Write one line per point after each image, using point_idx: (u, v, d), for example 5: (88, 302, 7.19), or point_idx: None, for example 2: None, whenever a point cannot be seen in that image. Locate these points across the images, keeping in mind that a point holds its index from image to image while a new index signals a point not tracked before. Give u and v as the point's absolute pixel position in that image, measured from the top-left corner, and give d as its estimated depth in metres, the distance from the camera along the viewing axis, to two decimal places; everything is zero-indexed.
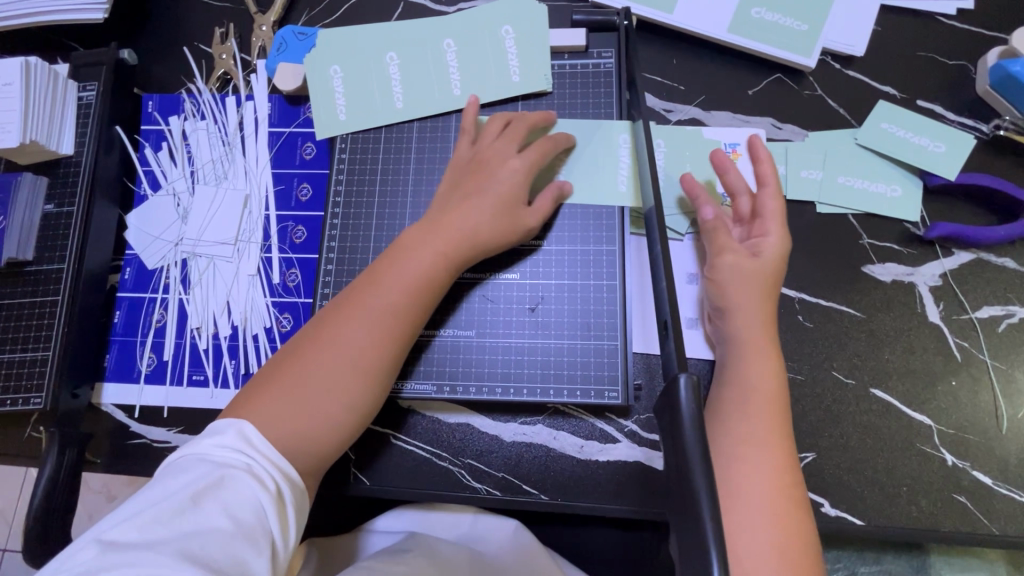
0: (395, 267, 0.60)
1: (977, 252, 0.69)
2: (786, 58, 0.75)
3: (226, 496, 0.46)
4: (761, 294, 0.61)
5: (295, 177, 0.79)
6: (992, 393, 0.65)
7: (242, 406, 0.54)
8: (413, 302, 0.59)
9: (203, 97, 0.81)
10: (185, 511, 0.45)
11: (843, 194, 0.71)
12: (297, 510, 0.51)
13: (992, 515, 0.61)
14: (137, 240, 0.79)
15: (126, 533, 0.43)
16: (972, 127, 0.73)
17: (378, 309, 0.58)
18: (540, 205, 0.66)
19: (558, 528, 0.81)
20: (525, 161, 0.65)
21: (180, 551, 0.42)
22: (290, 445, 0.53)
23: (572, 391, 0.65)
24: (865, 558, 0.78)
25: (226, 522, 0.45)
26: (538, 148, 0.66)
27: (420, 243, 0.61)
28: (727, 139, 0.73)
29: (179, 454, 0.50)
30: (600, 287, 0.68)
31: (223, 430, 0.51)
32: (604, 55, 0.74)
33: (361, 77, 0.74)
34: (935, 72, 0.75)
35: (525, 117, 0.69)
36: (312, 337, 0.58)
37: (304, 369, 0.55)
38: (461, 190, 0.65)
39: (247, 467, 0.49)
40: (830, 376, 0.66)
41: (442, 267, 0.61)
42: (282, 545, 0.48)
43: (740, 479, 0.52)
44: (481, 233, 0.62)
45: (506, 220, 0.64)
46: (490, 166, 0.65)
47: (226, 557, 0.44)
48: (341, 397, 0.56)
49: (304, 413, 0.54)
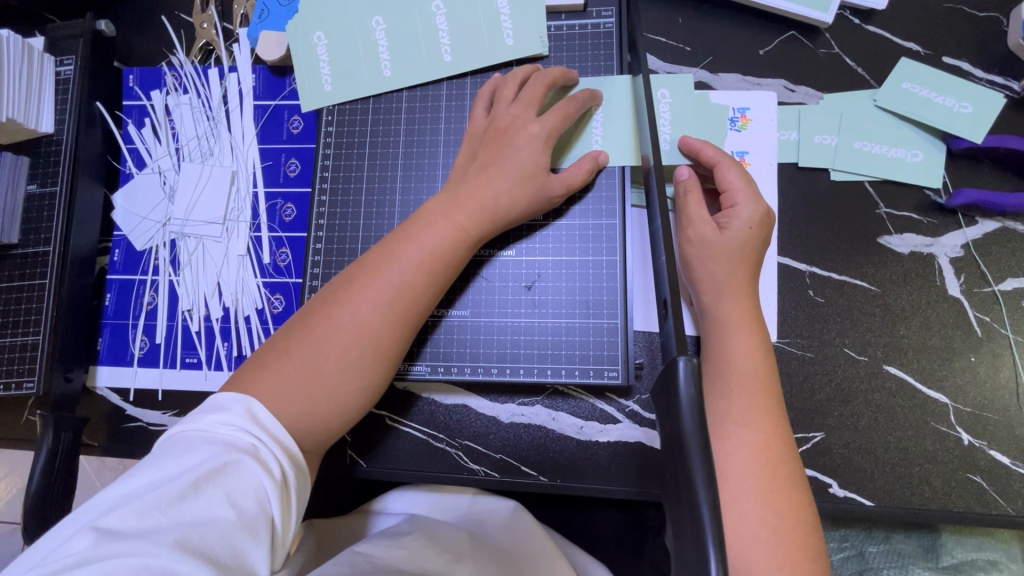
0: (409, 240, 0.58)
1: (1003, 220, 0.64)
2: (800, 13, 0.69)
3: (228, 483, 0.45)
4: (740, 268, 0.58)
5: (283, 152, 0.76)
6: (1013, 370, 0.61)
7: (251, 379, 0.53)
8: (428, 278, 0.57)
9: (185, 70, 0.78)
10: (185, 497, 0.43)
11: (859, 160, 0.66)
12: (299, 495, 0.50)
13: (1010, 496, 0.59)
14: (125, 221, 0.77)
15: (123, 519, 0.42)
16: (1002, 85, 0.68)
17: (391, 287, 0.56)
18: (568, 177, 0.62)
19: (559, 506, 0.81)
20: (547, 126, 0.61)
21: (178, 541, 0.41)
22: (298, 423, 0.52)
23: (570, 370, 0.63)
24: (873, 538, 0.76)
25: (227, 510, 0.44)
26: (560, 110, 0.62)
27: (439, 216, 0.59)
28: (735, 104, 0.68)
29: (180, 432, 0.48)
30: (600, 262, 0.65)
31: (229, 407, 0.49)
32: (604, 14, 0.69)
33: (346, 43, 0.70)
34: (962, 25, 0.69)
35: (544, 73, 0.64)
36: (323, 309, 0.56)
37: (314, 345, 0.54)
38: (479, 160, 0.62)
39: (251, 450, 0.47)
40: (842, 354, 0.63)
41: (460, 241, 0.58)
42: (281, 533, 0.47)
43: (731, 460, 0.50)
44: (500, 207, 0.60)
45: (527, 194, 0.61)
46: (510, 134, 0.61)
47: (226, 548, 0.43)
48: (351, 376, 0.54)
49: (310, 394, 0.53)
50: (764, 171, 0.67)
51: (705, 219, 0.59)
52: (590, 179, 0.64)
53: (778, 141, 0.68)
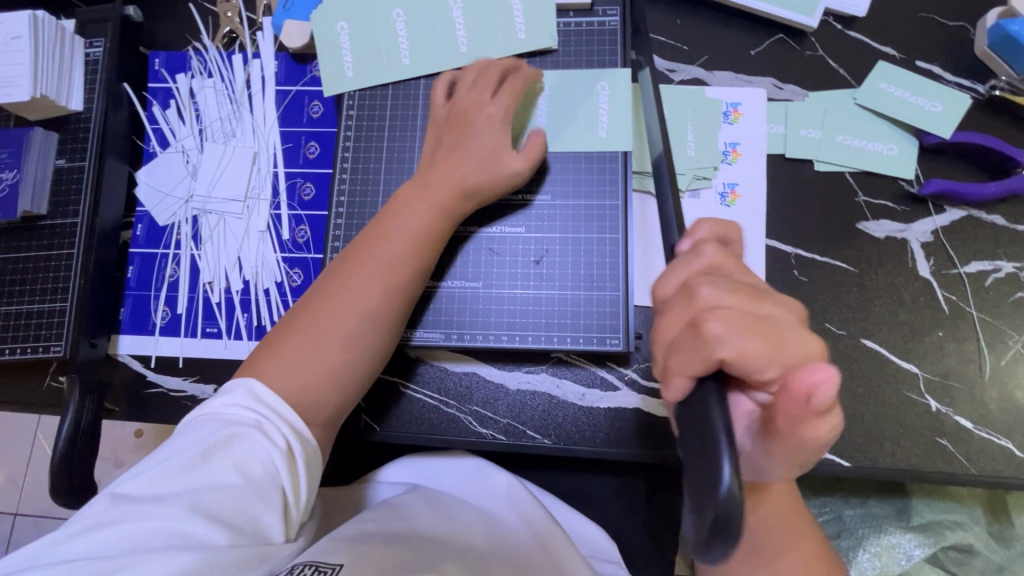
0: (395, 223, 0.63)
1: (968, 209, 0.71)
2: (788, 18, 0.75)
3: (235, 452, 0.48)
4: (798, 334, 0.40)
5: (303, 135, 0.80)
6: (977, 343, 0.67)
7: (257, 363, 0.57)
8: (409, 253, 0.62)
9: (210, 55, 0.82)
10: (195, 466, 0.47)
11: (841, 152, 0.72)
12: (310, 466, 0.53)
13: (973, 457, 0.64)
14: (148, 197, 0.81)
15: (140, 486, 0.46)
16: (969, 88, 0.74)
17: (384, 263, 0.61)
18: (528, 152, 0.66)
19: (558, 475, 0.85)
20: (501, 107, 0.66)
21: (191, 504, 0.45)
22: (302, 394, 0.56)
23: (575, 338, 0.68)
24: (850, 502, 0.81)
25: (235, 476, 0.47)
26: (510, 92, 0.67)
27: (411, 200, 0.64)
28: (729, 99, 0.75)
29: (194, 413, 0.53)
30: (604, 241, 0.70)
31: (235, 387, 0.54)
32: (609, 12, 0.74)
33: (369, 33, 0.75)
34: (934, 32, 0.76)
35: (495, 62, 0.69)
36: (316, 295, 0.60)
37: (310, 325, 0.58)
38: (445, 145, 0.67)
39: (257, 424, 0.51)
40: (823, 327, 0.69)
41: (433, 218, 0.63)
42: (291, 501, 0.50)
43: (758, 513, 0.49)
44: (471, 183, 0.64)
45: (494, 169, 0.65)
46: (470, 118, 0.66)
47: (237, 511, 0.46)
48: (349, 349, 0.58)
49: (311, 369, 0.57)
50: (753, 161, 0.73)
51: (729, 288, 0.42)
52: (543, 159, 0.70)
53: (767, 133, 0.74)
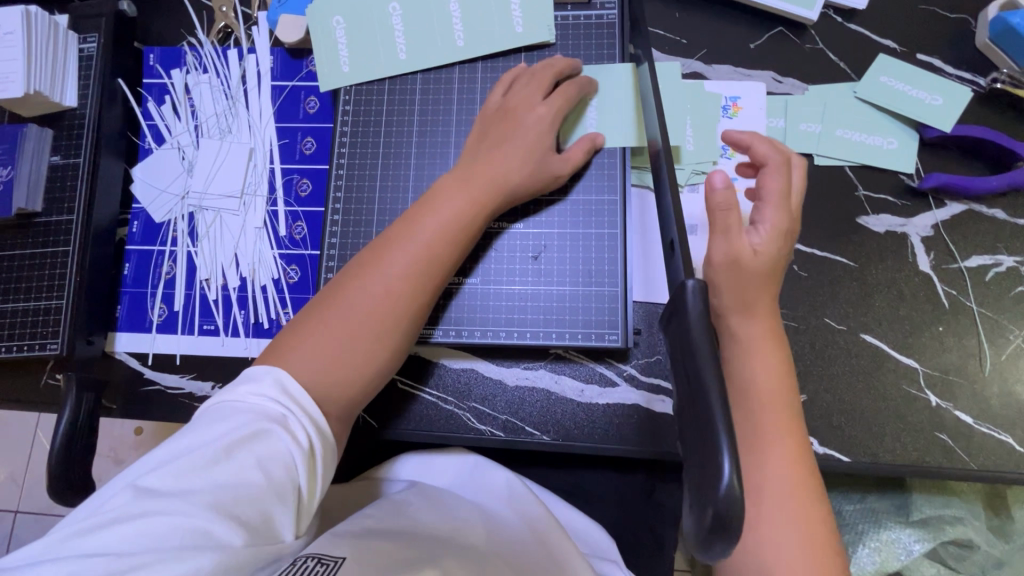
0: (431, 215, 0.62)
1: (969, 203, 0.70)
2: (787, 11, 0.75)
3: (259, 449, 0.47)
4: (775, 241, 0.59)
5: (300, 130, 0.80)
6: (977, 338, 0.67)
7: (287, 347, 0.56)
8: (444, 251, 0.61)
9: (205, 50, 0.81)
10: (219, 462, 0.46)
11: (841, 146, 0.72)
12: (326, 466, 0.53)
13: (973, 452, 0.64)
14: (144, 194, 0.80)
15: (161, 480, 0.44)
16: (970, 81, 0.74)
17: (417, 257, 0.60)
18: (569, 157, 0.67)
19: (557, 471, 0.85)
20: (552, 108, 0.66)
21: (213, 502, 0.44)
22: (326, 386, 0.56)
23: (573, 334, 0.67)
24: (850, 498, 0.81)
25: (258, 475, 0.46)
26: (563, 95, 0.67)
27: (453, 194, 0.63)
28: (727, 93, 0.74)
29: (217, 402, 0.51)
30: (602, 237, 0.69)
31: (261, 379, 0.52)
32: (607, 5, 0.73)
33: (365, 27, 0.74)
34: (935, 25, 0.75)
35: (553, 64, 0.68)
36: (350, 281, 0.59)
37: (343, 314, 0.58)
38: (488, 139, 0.66)
39: (281, 420, 0.50)
40: (823, 322, 0.68)
41: (472, 216, 0.63)
42: (307, 501, 0.49)
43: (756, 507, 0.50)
44: (508, 181, 0.64)
45: (532, 170, 0.65)
46: (516, 114, 0.66)
47: (256, 511, 0.45)
48: (375, 343, 0.58)
49: (337, 361, 0.56)
50: None
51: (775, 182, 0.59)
52: (586, 162, 0.69)
53: (767, 128, 0.73)
